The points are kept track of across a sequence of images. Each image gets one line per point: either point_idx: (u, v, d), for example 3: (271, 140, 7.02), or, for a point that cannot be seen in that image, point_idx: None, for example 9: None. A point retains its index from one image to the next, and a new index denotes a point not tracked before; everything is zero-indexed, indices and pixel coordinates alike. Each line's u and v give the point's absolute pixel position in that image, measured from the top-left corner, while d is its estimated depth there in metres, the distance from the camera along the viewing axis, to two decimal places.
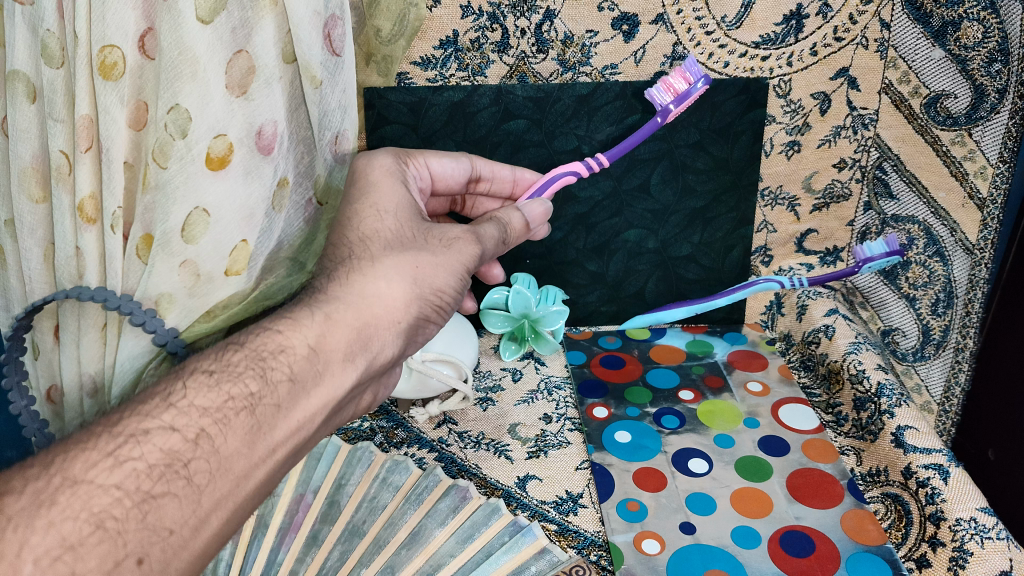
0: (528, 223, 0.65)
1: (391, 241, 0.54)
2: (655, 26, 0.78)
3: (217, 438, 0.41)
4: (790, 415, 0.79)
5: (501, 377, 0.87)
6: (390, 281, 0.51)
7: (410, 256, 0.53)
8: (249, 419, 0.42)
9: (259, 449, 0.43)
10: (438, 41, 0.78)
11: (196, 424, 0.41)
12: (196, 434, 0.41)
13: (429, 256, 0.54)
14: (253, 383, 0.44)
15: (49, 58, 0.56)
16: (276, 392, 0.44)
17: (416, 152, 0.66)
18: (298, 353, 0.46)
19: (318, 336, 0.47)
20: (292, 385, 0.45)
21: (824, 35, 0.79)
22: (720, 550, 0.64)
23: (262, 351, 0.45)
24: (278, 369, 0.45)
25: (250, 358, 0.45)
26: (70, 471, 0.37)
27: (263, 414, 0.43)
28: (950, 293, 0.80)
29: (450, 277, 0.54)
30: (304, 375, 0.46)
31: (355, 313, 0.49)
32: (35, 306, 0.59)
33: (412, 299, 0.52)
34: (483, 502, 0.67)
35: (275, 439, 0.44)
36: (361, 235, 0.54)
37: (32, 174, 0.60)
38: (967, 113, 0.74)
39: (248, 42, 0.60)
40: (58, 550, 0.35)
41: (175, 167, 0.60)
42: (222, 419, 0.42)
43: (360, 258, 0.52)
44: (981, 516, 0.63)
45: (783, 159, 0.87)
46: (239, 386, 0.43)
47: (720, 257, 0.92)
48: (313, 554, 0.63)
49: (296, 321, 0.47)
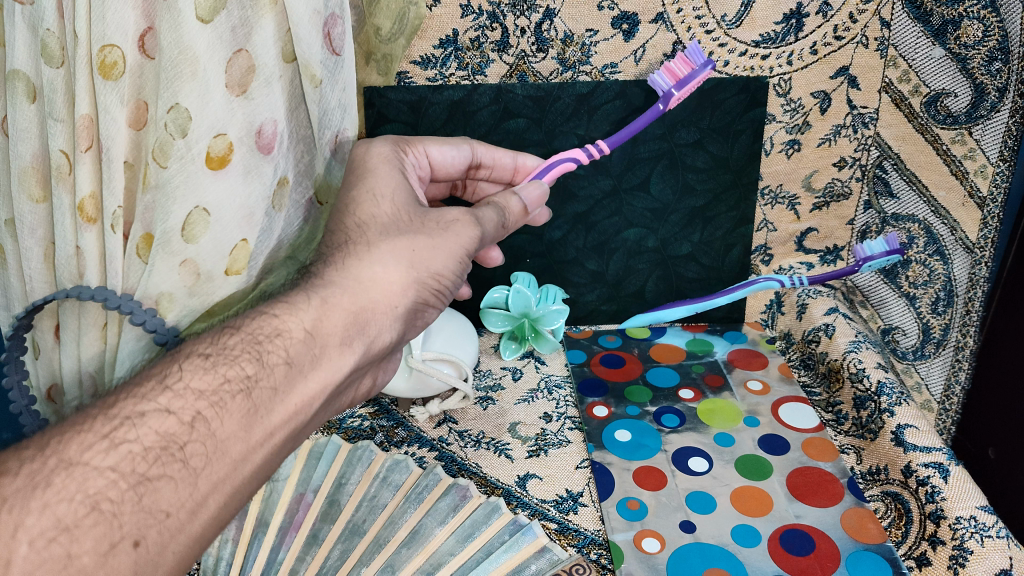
0: (526, 207, 0.65)
1: (388, 226, 0.53)
2: (655, 25, 0.78)
3: (213, 422, 0.41)
4: (790, 414, 0.79)
5: (502, 376, 0.87)
6: (386, 265, 0.51)
7: (407, 240, 0.53)
8: (246, 402, 0.42)
9: (257, 432, 0.43)
10: (438, 41, 0.78)
11: (193, 407, 0.41)
12: (193, 417, 0.41)
13: (427, 240, 0.53)
14: (250, 366, 0.44)
15: (49, 57, 0.56)
16: (273, 375, 0.44)
17: (416, 140, 0.66)
18: (295, 337, 0.46)
19: (314, 319, 0.47)
20: (289, 369, 0.45)
21: (824, 34, 0.79)
22: (719, 548, 0.64)
23: (257, 335, 0.46)
24: (274, 353, 0.45)
25: (246, 342, 0.45)
26: (65, 453, 0.37)
27: (259, 398, 0.43)
28: (950, 292, 0.80)
29: (449, 260, 0.54)
30: (301, 359, 0.46)
31: (351, 297, 0.49)
32: (35, 306, 0.59)
33: (410, 283, 0.52)
34: (483, 501, 0.67)
35: (271, 423, 0.44)
36: (359, 221, 0.54)
37: (32, 174, 0.61)
38: (968, 112, 0.74)
39: (248, 41, 0.60)
40: (53, 531, 0.34)
41: (175, 166, 0.60)
42: (218, 402, 0.42)
43: (356, 244, 0.52)
44: (981, 514, 0.63)
45: (783, 157, 0.87)
46: (235, 369, 0.43)
47: (720, 256, 0.92)
48: (313, 553, 0.63)
49: (292, 306, 0.48)
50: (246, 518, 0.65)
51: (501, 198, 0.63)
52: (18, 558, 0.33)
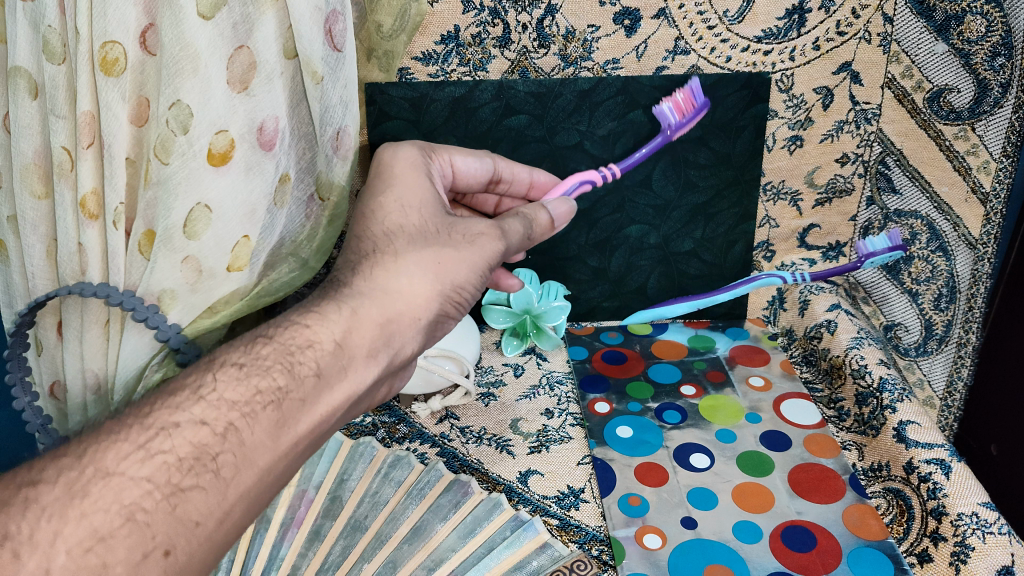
0: (553, 219, 0.64)
1: (415, 237, 0.54)
2: (656, 21, 0.78)
3: (244, 431, 0.41)
4: (791, 410, 0.79)
5: (504, 372, 0.87)
6: (412, 277, 0.51)
7: (433, 252, 0.53)
8: (275, 413, 0.42)
9: (283, 442, 0.42)
10: (439, 37, 0.78)
11: (225, 418, 0.41)
12: (225, 427, 0.41)
13: (452, 251, 0.53)
14: (281, 377, 0.44)
15: (51, 54, 0.56)
16: (302, 386, 0.44)
17: (441, 147, 0.65)
18: (324, 348, 0.46)
19: (343, 331, 0.47)
20: (318, 380, 0.45)
21: (826, 30, 0.79)
22: (721, 544, 0.64)
23: (290, 345, 0.46)
24: (305, 364, 0.45)
25: (278, 352, 0.45)
26: (102, 462, 0.37)
27: (288, 409, 0.43)
28: (953, 288, 0.80)
29: (472, 273, 0.54)
30: (329, 370, 0.46)
31: (379, 308, 0.49)
32: (38, 303, 0.61)
33: (434, 295, 0.52)
34: (484, 497, 0.67)
35: (297, 432, 0.43)
36: (385, 229, 0.54)
37: (34, 171, 0.61)
38: (970, 108, 0.74)
39: (250, 37, 0.61)
40: (89, 541, 0.35)
41: (178, 162, 0.60)
42: (250, 413, 0.42)
43: (384, 253, 0.52)
44: (983, 510, 0.63)
45: (785, 154, 0.86)
46: (266, 380, 0.43)
47: (723, 252, 0.91)
48: (315, 549, 0.63)
49: (322, 315, 0.48)
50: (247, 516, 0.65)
51: (532, 211, 0.61)
52: (57, 566, 0.34)
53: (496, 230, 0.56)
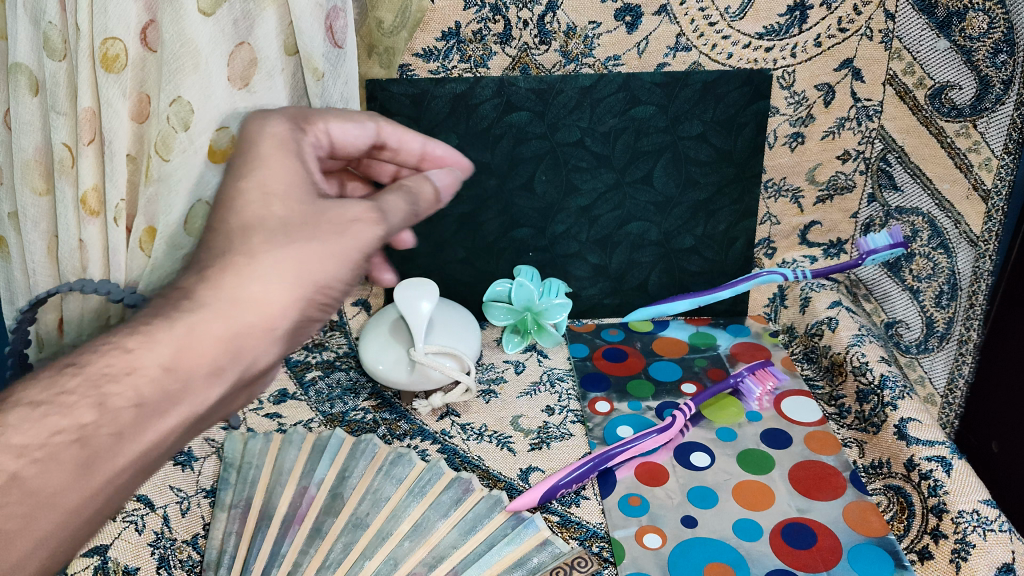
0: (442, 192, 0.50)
1: (276, 231, 0.41)
2: (658, 17, 0.78)
3: (37, 480, 0.32)
4: (792, 408, 0.79)
5: (504, 369, 0.86)
6: (267, 282, 0.40)
7: (295, 249, 0.41)
8: (82, 453, 0.33)
9: (94, 483, 0.34)
10: (441, 33, 0.78)
11: (7, 468, 0.32)
12: (5, 480, 0.31)
13: (319, 246, 0.41)
14: (88, 412, 0.34)
15: (52, 51, 0.56)
16: (118, 421, 0.35)
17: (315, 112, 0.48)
18: (148, 374, 0.36)
19: (174, 350, 0.37)
20: (140, 411, 0.35)
21: (828, 26, 0.79)
22: (721, 542, 0.65)
23: (102, 369, 0.35)
24: (119, 395, 0.35)
25: (84, 380, 0.34)
26: None
27: (100, 446, 0.34)
28: (954, 285, 0.80)
29: (343, 269, 0.43)
30: (155, 400, 0.36)
31: (220, 320, 0.38)
32: (39, 298, 0.60)
33: (295, 301, 0.41)
34: (485, 494, 0.67)
35: (116, 469, 0.35)
36: (240, 224, 0.41)
37: (35, 167, 0.61)
38: (972, 105, 0.74)
39: (251, 34, 0.62)
40: None
41: (178, 159, 0.61)
42: (46, 457, 0.33)
43: (234, 253, 0.40)
44: (984, 508, 0.62)
45: (787, 150, 0.86)
46: (68, 417, 0.33)
47: (724, 249, 0.91)
48: (316, 546, 0.62)
49: (147, 333, 0.36)
50: (249, 514, 0.65)
51: (412, 182, 0.48)
52: None
53: (374, 212, 0.44)
